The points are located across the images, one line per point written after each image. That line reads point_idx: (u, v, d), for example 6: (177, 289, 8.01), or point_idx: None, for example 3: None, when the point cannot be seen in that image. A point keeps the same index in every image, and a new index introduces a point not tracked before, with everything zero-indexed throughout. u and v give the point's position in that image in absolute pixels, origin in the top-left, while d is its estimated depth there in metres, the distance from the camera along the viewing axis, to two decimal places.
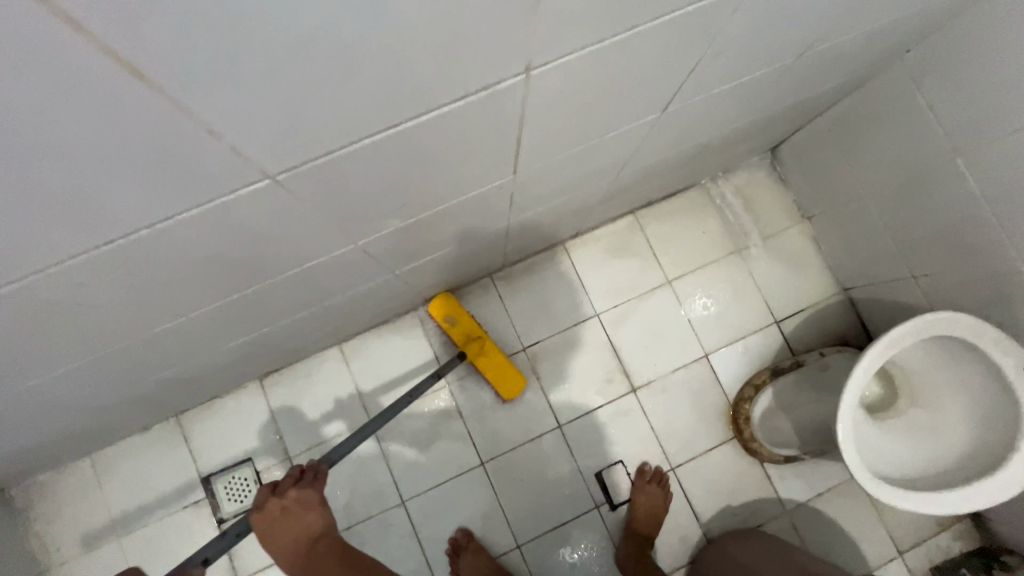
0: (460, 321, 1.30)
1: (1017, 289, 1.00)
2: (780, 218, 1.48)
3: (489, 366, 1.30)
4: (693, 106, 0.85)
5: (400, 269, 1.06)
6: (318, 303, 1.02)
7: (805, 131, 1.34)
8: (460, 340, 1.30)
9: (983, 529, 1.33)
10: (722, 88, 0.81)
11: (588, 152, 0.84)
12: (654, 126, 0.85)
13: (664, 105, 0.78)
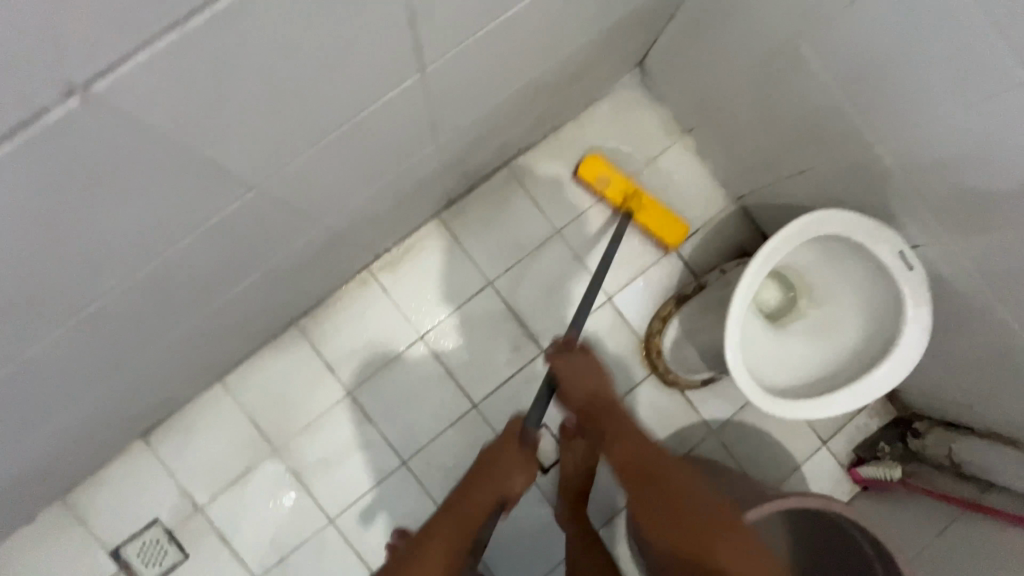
0: (613, 182, 1.31)
1: (882, 173, 0.95)
2: (661, 138, 1.38)
3: (650, 221, 1.31)
4: (488, 51, 0.72)
5: (233, 299, 0.93)
6: (144, 359, 0.89)
7: (663, 37, 1.21)
8: (618, 201, 1.31)
9: (896, 403, 1.38)
10: (506, 22, 0.68)
11: (374, 130, 0.71)
12: (446, 83, 0.72)
13: (437, 57, 0.65)
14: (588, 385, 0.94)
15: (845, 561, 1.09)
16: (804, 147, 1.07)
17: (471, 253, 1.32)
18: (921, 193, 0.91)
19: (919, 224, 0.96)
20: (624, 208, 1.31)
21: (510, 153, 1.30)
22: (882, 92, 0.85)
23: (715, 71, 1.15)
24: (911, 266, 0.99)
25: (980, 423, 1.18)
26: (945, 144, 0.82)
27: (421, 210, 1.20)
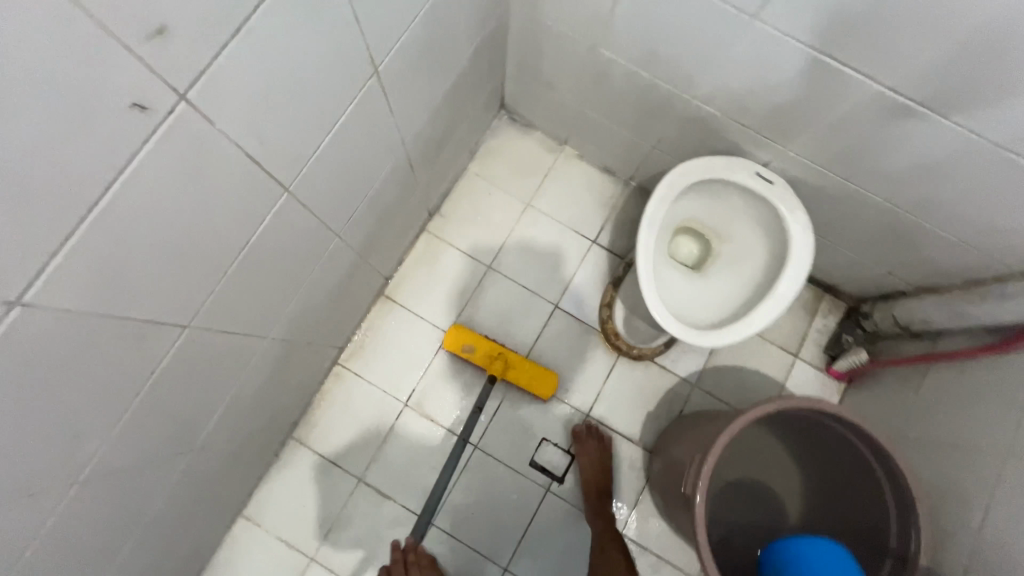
0: (477, 346, 1.36)
1: (712, 117, 1.11)
2: (545, 156, 1.55)
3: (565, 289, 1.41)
4: (357, 157, 0.87)
5: (232, 435, 1.03)
6: (169, 517, 0.97)
7: (509, 79, 1.41)
8: (484, 363, 1.35)
9: (840, 296, 1.49)
10: (361, 130, 0.84)
11: (293, 251, 0.84)
12: (335, 192, 0.87)
13: (318, 180, 0.79)
14: None
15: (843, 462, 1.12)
16: (649, 119, 1.23)
17: (422, 314, 1.45)
18: (745, 120, 1.06)
19: (759, 144, 1.11)
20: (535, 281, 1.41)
21: (422, 218, 1.45)
22: (679, 57, 1.01)
23: (558, 88, 1.33)
24: (771, 180, 1.13)
25: (908, 285, 1.28)
26: (736, 78, 0.98)
27: (363, 293, 1.32)
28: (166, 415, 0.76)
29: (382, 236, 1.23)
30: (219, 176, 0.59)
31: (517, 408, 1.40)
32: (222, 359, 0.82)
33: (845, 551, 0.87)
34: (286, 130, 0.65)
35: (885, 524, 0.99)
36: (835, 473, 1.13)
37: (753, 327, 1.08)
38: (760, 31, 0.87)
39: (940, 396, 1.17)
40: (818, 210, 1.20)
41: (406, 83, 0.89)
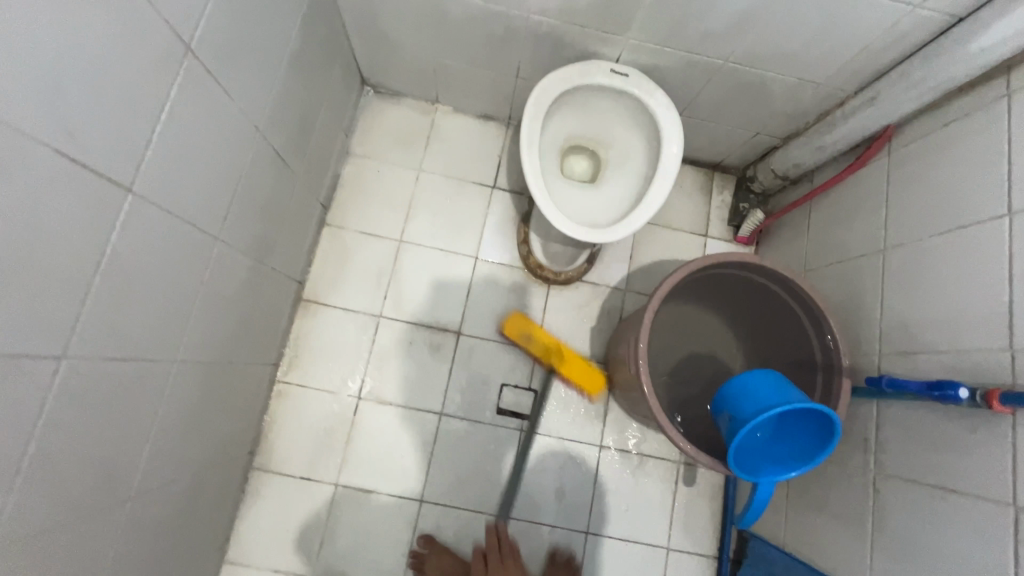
0: (535, 335, 1.36)
1: (554, 28, 1.15)
2: (422, 119, 1.55)
3: (571, 371, 1.33)
4: (208, 149, 0.84)
5: (178, 471, 0.98)
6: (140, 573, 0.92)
7: (359, 50, 1.39)
8: (541, 354, 1.35)
9: (727, 170, 1.59)
10: (201, 119, 0.81)
11: (168, 259, 0.81)
12: (195, 189, 0.83)
13: (169, 177, 0.76)
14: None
15: (764, 307, 1.21)
16: (501, 47, 1.25)
17: (348, 305, 1.42)
18: (583, 20, 1.11)
19: (604, 41, 1.16)
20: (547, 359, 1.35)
21: (317, 211, 1.41)
22: None
23: (406, 43, 1.32)
24: (626, 73, 1.19)
25: (776, 138, 1.39)
26: None
27: (276, 300, 1.28)
28: (83, 457, 0.71)
29: (273, 235, 1.19)
30: (34, 182, 0.55)
31: (468, 365, 1.42)
32: (128, 387, 0.77)
33: (783, 378, 0.94)
34: (100, 121, 0.62)
35: (811, 345, 1.09)
36: (761, 321, 1.23)
37: (649, 210, 1.14)
38: None
39: (825, 223, 1.29)
40: (676, 91, 1.28)
41: (232, 56, 0.85)
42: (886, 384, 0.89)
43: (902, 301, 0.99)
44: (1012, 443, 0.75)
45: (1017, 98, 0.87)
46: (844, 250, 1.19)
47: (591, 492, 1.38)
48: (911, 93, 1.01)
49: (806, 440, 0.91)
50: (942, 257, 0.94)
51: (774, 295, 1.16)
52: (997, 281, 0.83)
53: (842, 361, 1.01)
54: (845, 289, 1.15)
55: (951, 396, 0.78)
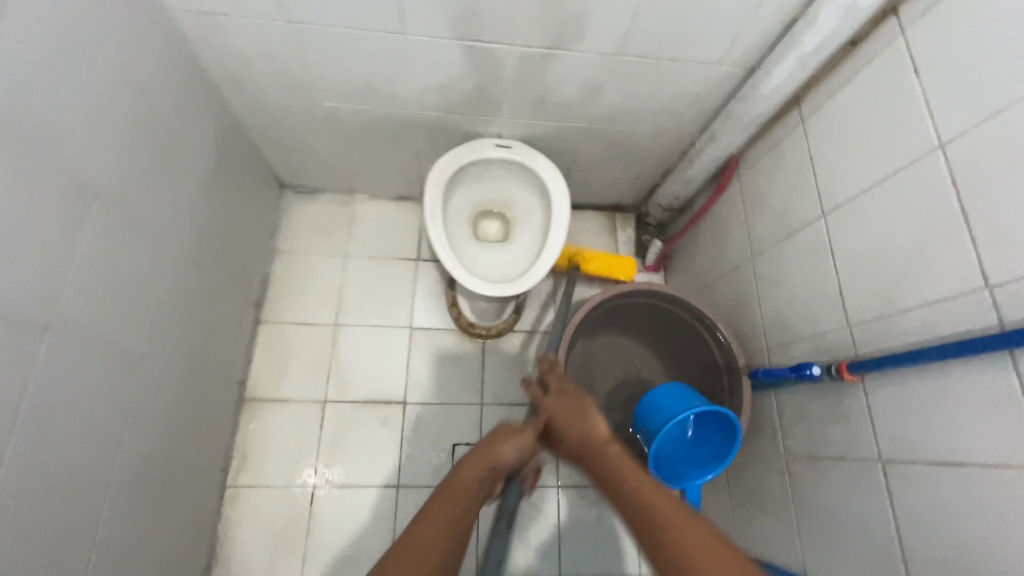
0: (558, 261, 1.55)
1: (439, 119, 1.32)
2: (343, 209, 1.67)
3: (604, 263, 1.56)
4: (123, 276, 0.91)
5: None
6: None
7: (273, 160, 1.52)
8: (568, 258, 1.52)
9: (627, 209, 1.78)
10: (114, 252, 0.88)
11: (93, 384, 0.85)
12: (113, 315, 0.89)
13: (85, 309, 0.82)
14: (574, 429, 0.94)
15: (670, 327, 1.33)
16: (399, 140, 1.41)
17: (293, 395, 1.46)
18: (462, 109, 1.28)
19: (485, 123, 1.33)
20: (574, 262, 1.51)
21: (250, 311, 1.47)
22: (381, 89, 1.20)
23: (312, 148, 1.45)
24: (510, 145, 1.36)
25: (655, 176, 1.59)
26: (426, 82, 1.17)
27: (216, 405, 1.31)
28: None
29: (204, 343, 1.24)
30: None
31: (419, 431, 1.46)
32: (60, 519, 0.79)
33: (692, 391, 1.04)
34: (13, 274, 0.69)
35: (713, 351, 1.23)
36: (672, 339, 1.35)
37: (551, 259, 1.28)
38: (415, 43, 1.06)
39: (709, 242, 1.46)
40: (558, 152, 1.45)
41: (138, 193, 0.94)
42: (764, 378, 1.05)
43: (773, 300, 1.14)
44: (866, 406, 0.87)
45: (810, 123, 1.06)
46: (726, 262, 1.35)
47: (557, 533, 1.41)
48: (739, 128, 1.21)
49: (718, 441, 1.01)
50: (791, 257, 1.09)
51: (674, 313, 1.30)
52: (829, 271, 0.98)
53: (739, 362, 1.16)
54: (734, 296, 1.30)
55: (806, 375, 0.92)
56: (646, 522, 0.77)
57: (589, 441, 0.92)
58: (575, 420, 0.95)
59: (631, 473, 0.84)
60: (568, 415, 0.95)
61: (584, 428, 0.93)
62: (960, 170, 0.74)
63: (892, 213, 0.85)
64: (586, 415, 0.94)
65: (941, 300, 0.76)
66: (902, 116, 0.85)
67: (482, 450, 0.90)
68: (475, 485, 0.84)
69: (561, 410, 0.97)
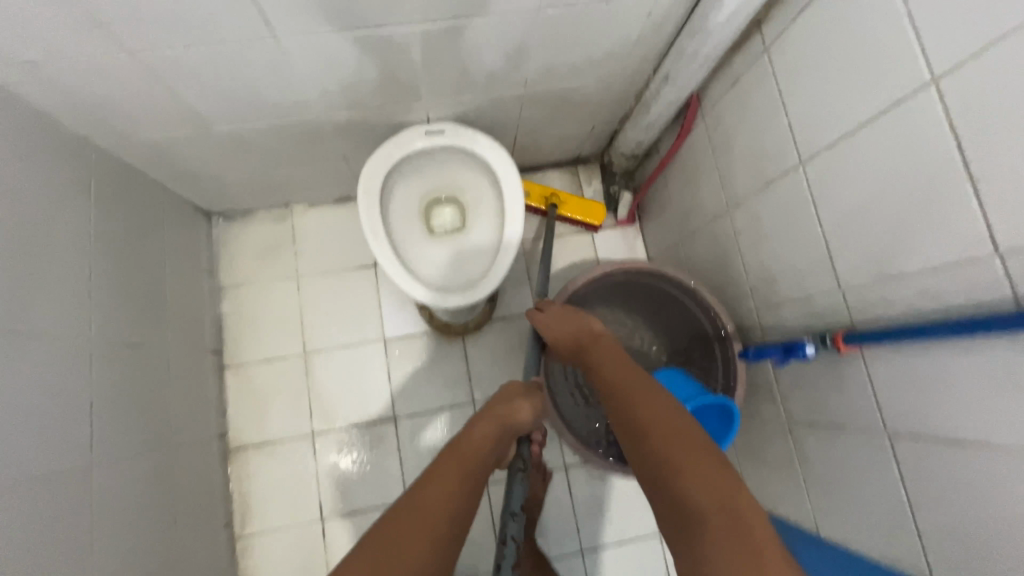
0: (532, 193, 1.44)
1: (353, 118, 1.13)
2: (282, 226, 1.52)
3: (575, 208, 1.48)
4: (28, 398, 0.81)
5: None
6: None
7: (185, 194, 1.34)
8: (542, 196, 1.43)
9: (589, 161, 1.62)
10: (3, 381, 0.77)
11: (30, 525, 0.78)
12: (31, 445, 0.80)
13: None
14: (568, 333, 0.94)
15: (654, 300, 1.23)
16: (316, 147, 1.23)
17: (278, 436, 1.40)
18: (374, 102, 1.09)
19: (406, 111, 1.15)
20: (547, 202, 1.43)
21: (209, 361, 1.38)
22: (272, 102, 1.02)
23: (224, 174, 1.28)
24: (442, 129, 1.18)
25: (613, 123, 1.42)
26: (323, 84, 0.99)
27: (198, 470, 1.25)
28: None
29: (164, 416, 1.16)
30: None
31: (415, 444, 1.41)
32: None
33: (695, 391, 0.94)
34: None
35: (698, 319, 1.15)
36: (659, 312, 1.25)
37: (513, 253, 1.17)
38: (292, 45, 0.88)
39: (681, 189, 1.33)
40: (499, 123, 1.28)
41: (20, 300, 0.82)
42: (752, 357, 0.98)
43: (758, 258, 1.04)
44: (868, 378, 0.80)
45: (774, 53, 0.90)
46: (703, 214, 1.23)
47: (572, 512, 1.41)
48: (695, 66, 1.04)
49: (714, 423, 0.97)
50: (772, 211, 0.98)
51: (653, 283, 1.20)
52: (814, 228, 0.87)
53: (728, 328, 1.09)
54: (716, 252, 1.19)
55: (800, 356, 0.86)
56: (623, 419, 0.70)
57: (580, 340, 0.91)
58: (569, 325, 0.95)
59: (615, 359, 0.81)
60: (560, 318, 0.97)
61: (570, 332, 0.94)
62: (958, 112, 0.61)
63: (880, 163, 0.73)
64: (578, 317, 0.95)
65: (943, 267, 0.66)
66: (882, 42, 0.70)
67: (494, 410, 0.82)
68: (486, 435, 0.75)
69: (552, 319, 0.98)
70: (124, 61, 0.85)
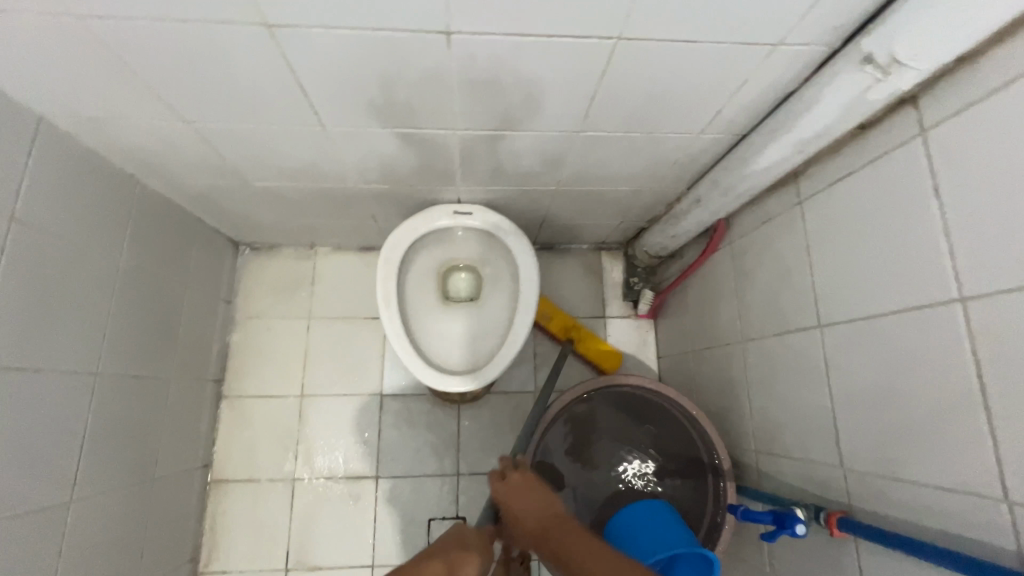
0: (555, 315, 1.48)
1: (385, 190, 1.17)
2: (303, 266, 1.55)
3: (590, 351, 1.46)
4: (35, 434, 0.85)
5: None
6: None
7: (217, 226, 1.40)
8: (561, 334, 1.47)
9: (613, 249, 1.62)
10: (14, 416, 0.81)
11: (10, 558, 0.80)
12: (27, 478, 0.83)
13: None
14: (535, 504, 0.78)
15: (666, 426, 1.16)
16: (347, 206, 1.26)
17: (259, 475, 1.40)
18: (408, 180, 1.12)
19: (438, 190, 1.18)
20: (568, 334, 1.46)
21: (209, 388, 1.40)
22: (311, 169, 1.06)
23: (258, 216, 1.33)
24: (470, 212, 1.21)
25: (641, 221, 1.42)
26: (361, 161, 1.03)
27: (177, 500, 1.26)
28: None
29: (152, 447, 1.17)
30: None
31: (392, 508, 1.39)
32: None
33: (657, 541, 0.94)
34: None
35: (695, 445, 1.12)
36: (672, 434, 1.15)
37: (516, 345, 1.17)
38: (338, 130, 0.91)
39: (699, 301, 1.31)
40: (528, 208, 1.30)
41: (38, 339, 0.85)
42: (741, 516, 0.93)
43: (765, 401, 1.01)
44: (858, 569, 0.76)
45: (807, 208, 0.90)
46: (716, 334, 1.22)
47: None
48: (728, 198, 1.04)
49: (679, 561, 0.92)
50: (785, 360, 0.96)
51: (626, 393, 1.19)
52: (823, 394, 0.85)
53: (725, 464, 1.06)
54: (725, 377, 1.17)
55: (792, 532, 0.80)
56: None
57: (546, 517, 0.74)
58: (535, 500, 0.79)
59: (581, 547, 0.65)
60: (525, 492, 0.80)
61: (536, 502, 0.78)
62: (983, 340, 0.60)
63: (893, 360, 0.72)
64: (533, 492, 0.80)
65: (951, 488, 0.63)
66: (913, 240, 0.69)
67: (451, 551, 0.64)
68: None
69: (512, 489, 0.81)
70: (181, 126, 0.90)
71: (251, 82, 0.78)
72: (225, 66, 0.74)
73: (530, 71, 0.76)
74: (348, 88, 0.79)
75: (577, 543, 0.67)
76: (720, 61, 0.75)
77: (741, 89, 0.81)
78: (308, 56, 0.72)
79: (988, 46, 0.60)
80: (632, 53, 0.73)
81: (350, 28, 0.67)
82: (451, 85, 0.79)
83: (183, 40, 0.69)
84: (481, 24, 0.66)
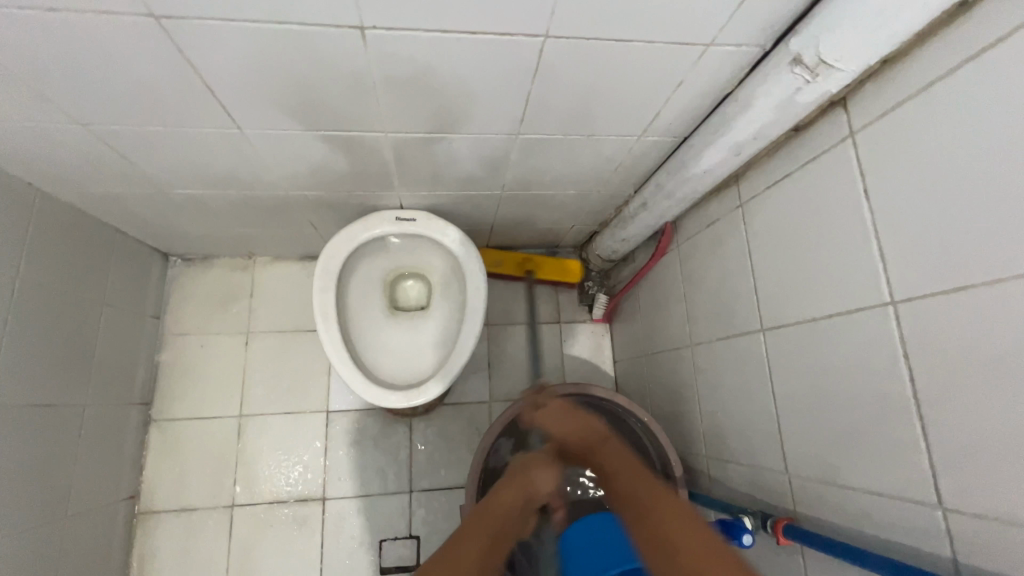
0: (505, 260, 1.48)
1: (320, 197, 1.11)
2: (241, 278, 1.46)
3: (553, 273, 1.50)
4: None
5: None
6: None
7: (143, 238, 1.30)
8: (516, 270, 1.48)
9: (566, 254, 1.60)
10: None
11: None
12: None
13: None
14: (569, 429, 0.79)
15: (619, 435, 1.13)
16: (282, 214, 1.19)
17: (193, 504, 1.30)
18: (344, 187, 1.07)
19: (379, 196, 1.13)
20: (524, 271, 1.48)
21: (136, 412, 1.30)
22: (235, 176, 0.99)
23: (184, 225, 1.23)
24: (412, 218, 1.16)
25: (592, 225, 1.40)
26: (289, 167, 0.96)
27: (98, 537, 1.15)
28: None
29: (66, 483, 1.06)
30: None
31: (339, 532, 1.32)
32: None
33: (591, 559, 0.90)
34: None
35: (647, 452, 1.09)
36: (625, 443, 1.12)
37: (463, 356, 1.12)
38: (256, 132, 0.84)
39: (650, 305, 1.30)
40: (474, 214, 1.26)
41: None
42: None
43: (714, 405, 1.00)
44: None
45: (747, 211, 0.89)
46: (668, 337, 1.20)
47: None
48: (673, 202, 1.03)
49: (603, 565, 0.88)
50: (731, 364, 0.95)
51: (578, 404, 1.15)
52: (767, 398, 0.84)
53: (676, 471, 1.04)
54: (677, 381, 1.15)
55: (739, 543, 0.79)
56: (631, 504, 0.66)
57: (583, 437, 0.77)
58: (575, 425, 0.79)
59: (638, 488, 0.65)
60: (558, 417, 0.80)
61: (576, 426, 0.79)
62: (915, 344, 0.59)
63: (831, 364, 0.71)
64: (574, 413, 0.80)
65: (889, 494, 0.62)
66: (845, 243, 0.68)
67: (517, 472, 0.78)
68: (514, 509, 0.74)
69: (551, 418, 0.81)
70: (76, 130, 0.81)
71: (149, 81, 0.71)
72: (118, 65, 0.67)
73: (456, 71, 0.72)
74: (261, 88, 0.73)
75: (569, 426, 0.79)
76: (653, 60, 0.73)
77: (677, 91, 0.79)
78: (210, 51, 0.66)
79: (910, 48, 0.59)
80: (564, 52, 0.70)
81: (250, 22, 0.61)
82: (373, 83, 0.74)
83: (60, 33, 0.61)
84: (396, 24, 0.62)
